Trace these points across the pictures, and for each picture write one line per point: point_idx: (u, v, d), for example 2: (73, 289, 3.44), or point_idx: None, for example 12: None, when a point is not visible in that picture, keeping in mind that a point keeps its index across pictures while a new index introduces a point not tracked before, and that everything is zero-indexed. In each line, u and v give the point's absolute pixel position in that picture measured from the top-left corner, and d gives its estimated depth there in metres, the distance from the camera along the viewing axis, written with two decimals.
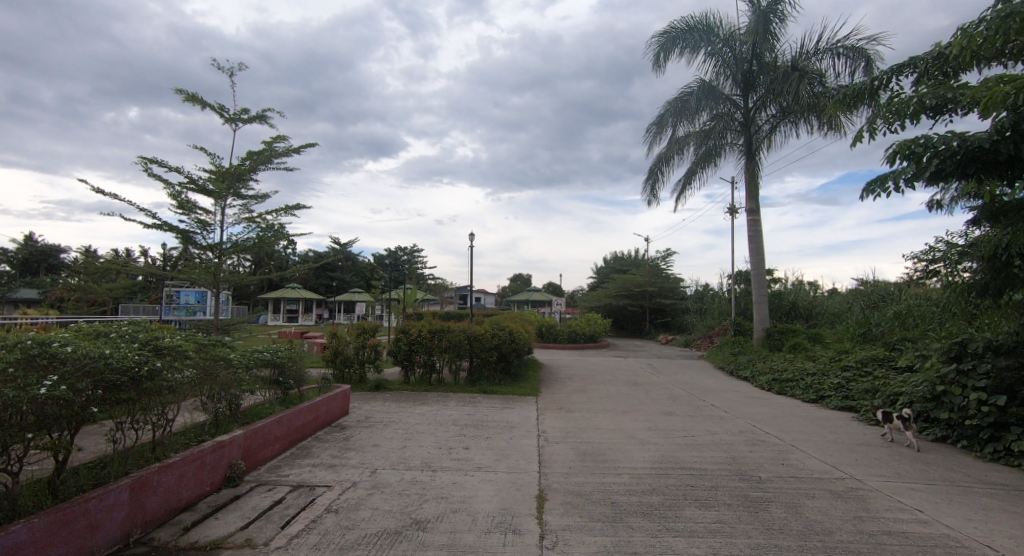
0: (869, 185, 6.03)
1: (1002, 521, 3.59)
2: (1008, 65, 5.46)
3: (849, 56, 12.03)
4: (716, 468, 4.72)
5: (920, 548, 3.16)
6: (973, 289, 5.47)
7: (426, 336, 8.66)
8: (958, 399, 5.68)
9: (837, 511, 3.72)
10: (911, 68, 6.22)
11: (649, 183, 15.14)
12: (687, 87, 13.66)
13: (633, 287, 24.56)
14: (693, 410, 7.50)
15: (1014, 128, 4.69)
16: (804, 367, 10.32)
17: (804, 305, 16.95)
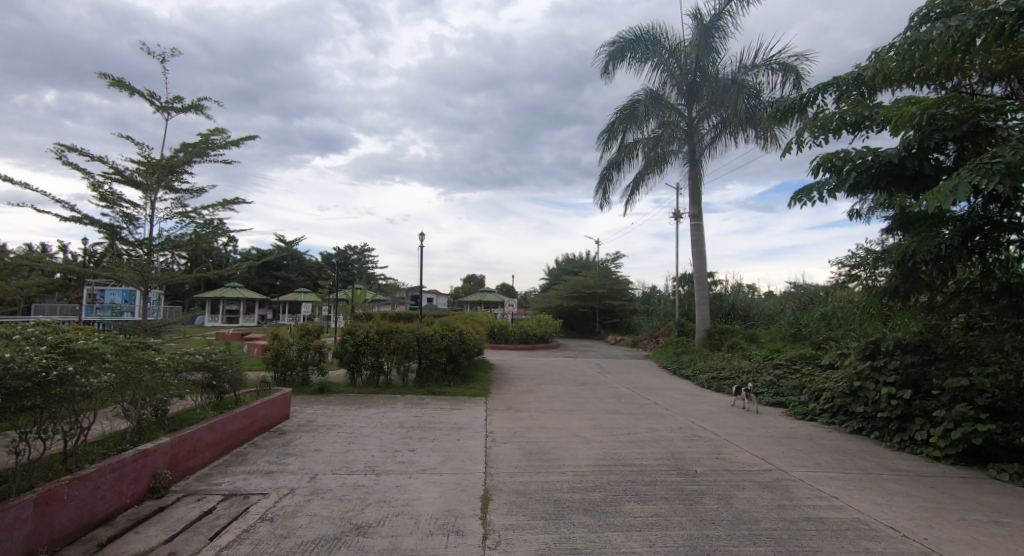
0: (797, 194, 6.45)
1: (907, 504, 3.93)
2: (915, 87, 6.00)
3: (781, 72, 12.78)
4: (655, 463, 4.90)
5: (834, 532, 3.40)
6: (886, 292, 5.85)
7: (374, 337, 8.50)
8: (872, 394, 6.17)
9: (764, 501, 3.95)
10: (834, 86, 6.71)
11: (598, 188, 15.51)
12: (635, 95, 14.13)
13: (583, 289, 25.10)
14: (637, 409, 7.74)
15: (920, 145, 5.15)
16: (741, 365, 10.86)
17: (742, 307, 17.83)
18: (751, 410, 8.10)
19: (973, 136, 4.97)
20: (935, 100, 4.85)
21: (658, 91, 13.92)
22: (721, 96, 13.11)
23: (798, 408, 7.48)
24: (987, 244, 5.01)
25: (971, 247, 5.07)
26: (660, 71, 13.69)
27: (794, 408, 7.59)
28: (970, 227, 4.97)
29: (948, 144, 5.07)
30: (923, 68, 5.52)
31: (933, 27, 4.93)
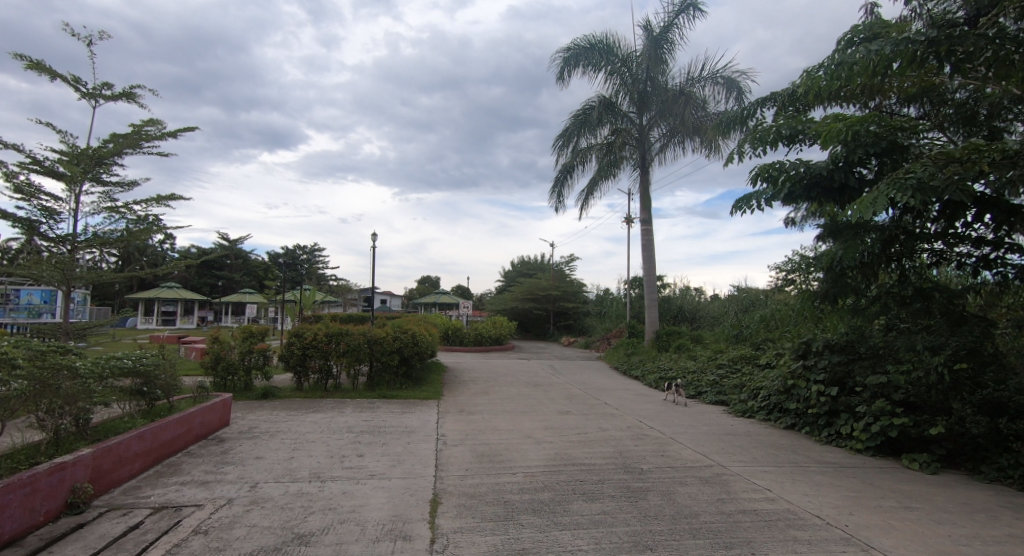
0: (738, 202, 6.77)
1: (833, 494, 4.20)
2: (843, 105, 6.43)
3: (725, 86, 13.38)
4: (603, 462, 5.02)
5: (766, 523, 3.59)
6: (817, 296, 6.23)
7: (322, 339, 8.26)
8: (804, 391, 6.57)
9: (704, 495, 4.12)
10: (773, 101, 7.11)
11: (553, 192, 15.71)
12: (589, 101, 14.43)
13: (538, 291, 25.34)
14: (587, 409, 7.89)
15: (846, 159, 5.53)
16: (687, 365, 11.28)
17: (689, 309, 18.50)
18: (680, 402, 9.07)
19: (891, 153, 5.40)
20: (859, 118, 5.26)
21: (611, 98, 14.27)
22: (671, 106, 13.58)
23: (738, 406, 7.85)
24: (903, 252, 5.45)
25: (889, 255, 5.49)
26: (613, 78, 14.03)
27: (735, 405, 7.96)
28: (889, 236, 5.39)
29: (871, 159, 5.48)
30: (849, 87, 5.94)
31: (859, 50, 5.31)
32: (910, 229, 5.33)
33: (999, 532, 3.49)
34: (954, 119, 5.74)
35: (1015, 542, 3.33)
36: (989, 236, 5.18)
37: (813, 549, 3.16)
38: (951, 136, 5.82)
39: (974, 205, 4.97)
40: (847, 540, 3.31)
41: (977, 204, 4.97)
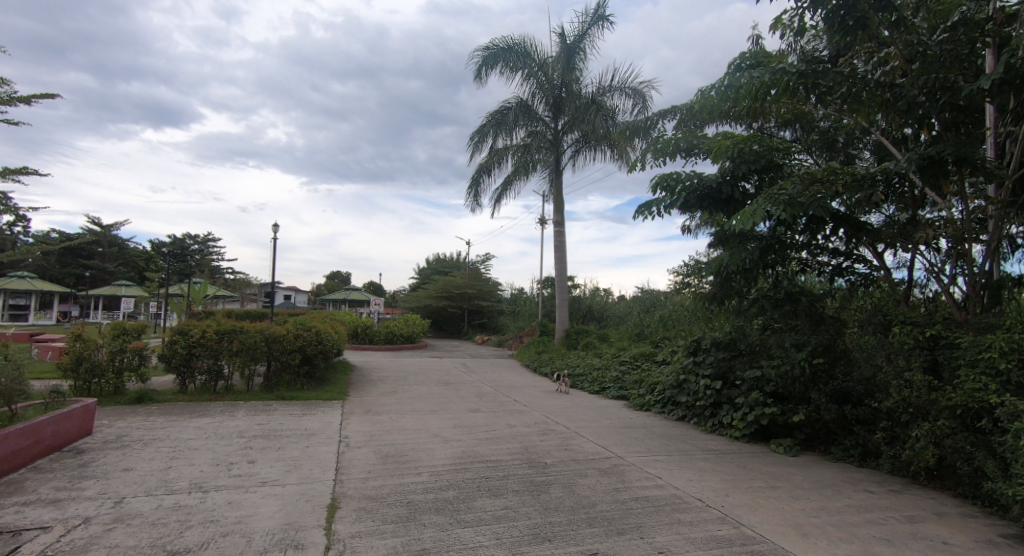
0: (640, 208, 7.18)
1: (713, 479, 4.57)
2: (732, 124, 7.06)
3: (633, 97, 14.12)
4: (508, 458, 5.09)
5: (655, 508, 3.84)
6: (708, 298, 6.77)
7: (211, 338, 7.56)
8: (694, 385, 7.13)
9: (601, 486, 4.32)
10: (673, 115, 7.64)
11: (471, 191, 15.73)
12: (506, 102, 14.60)
13: (452, 289, 25.19)
14: (496, 406, 7.97)
15: (732, 173, 6.08)
16: (593, 362, 11.78)
17: (597, 309, 19.33)
18: (563, 391, 10.07)
19: (768, 171, 6.03)
20: (744, 137, 5.82)
21: (527, 101, 14.53)
22: (582, 113, 14.05)
23: (636, 400, 8.35)
24: (776, 259, 6.08)
25: (765, 262, 6.11)
26: (529, 81, 14.30)
27: (635, 400, 8.45)
28: (765, 244, 5.98)
29: (753, 174, 6.06)
30: (736, 107, 6.51)
31: (744, 75, 5.85)
32: (782, 239, 5.94)
33: (844, 504, 4.00)
34: (818, 144, 6.56)
35: (855, 511, 3.83)
36: (841, 248, 6.06)
37: (694, 529, 3.42)
38: (816, 158, 6.65)
39: (831, 220, 5.71)
40: (722, 519, 3.62)
41: (833, 219, 5.69)
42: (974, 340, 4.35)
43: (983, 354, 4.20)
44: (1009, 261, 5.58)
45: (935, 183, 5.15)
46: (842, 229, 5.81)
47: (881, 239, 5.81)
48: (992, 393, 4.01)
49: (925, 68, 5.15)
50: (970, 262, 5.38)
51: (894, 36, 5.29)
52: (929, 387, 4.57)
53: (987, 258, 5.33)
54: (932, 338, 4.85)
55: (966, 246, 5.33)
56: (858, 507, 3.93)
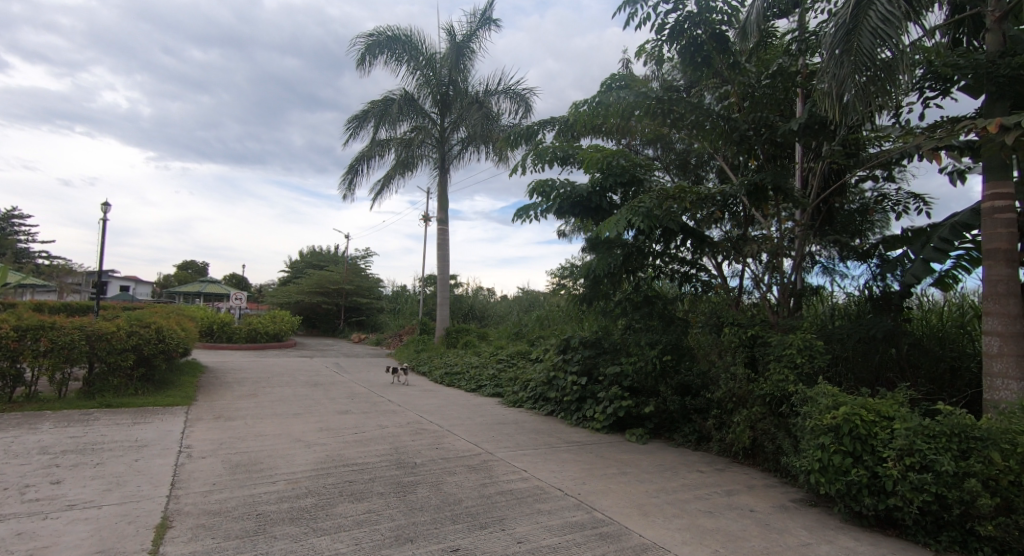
0: (519, 211, 7.43)
1: (573, 468, 4.89)
2: (604, 138, 7.61)
3: (517, 100, 14.51)
4: (376, 460, 4.94)
5: (518, 500, 4.00)
6: (579, 299, 7.24)
7: (8, 335, 6.24)
8: (562, 382, 7.54)
9: (468, 482, 4.38)
10: (553, 124, 8.03)
11: (349, 182, 14.99)
12: (391, 94, 14.19)
13: (327, 284, 23.85)
14: (368, 407, 7.68)
15: (601, 185, 6.56)
16: (471, 361, 11.89)
17: (478, 308, 19.54)
18: (439, 390, 10.03)
19: (631, 185, 6.59)
20: (613, 151, 6.31)
21: (413, 94, 14.23)
22: (468, 113, 14.09)
23: (510, 397, 8.61)
24: (637, 266, 6.68)
25: (627, 267, 6.68)
26: (416, 75, 14.04)
27: (509, 397, 8.70)
28: (628, 251, 6.58)
29: (619, 187, 6.59)
30: (606, 123, 6.95)
31: (613, 94, 6.33)
32: (641, 247, 6.55)
33: (679, 483, 4.53)
34: (674, 163, 7.35)
35: (687, 489, 4.36)
36: (688, 257, 6.85)
37: (551, 517, 3.63)
38: (672, 175, 7.45)
39: (680, 232, 6.45)
40: (577, 505, 3.89)
41: (682, 232, 6.43)
42: (781, 339, 5.17)
43: (786, 351, 5.02)
44: (810, 273, 6.72)
45: (758, 205, 6.07)
46: (688, 241, 6.59)
47: (719, 251, 6.66)
48: (791, 383, 4.81)
49: (754, 106, 6.03)
50: (782, 273, 6.42)
51: (732, 75, 6.12)
52: (747, 378, 5.34)
53: (794, 270, 6.42)
54: (752, 337, 5.59)
55: (779, 260, 6.37)
56: (690, 486, 4.46)
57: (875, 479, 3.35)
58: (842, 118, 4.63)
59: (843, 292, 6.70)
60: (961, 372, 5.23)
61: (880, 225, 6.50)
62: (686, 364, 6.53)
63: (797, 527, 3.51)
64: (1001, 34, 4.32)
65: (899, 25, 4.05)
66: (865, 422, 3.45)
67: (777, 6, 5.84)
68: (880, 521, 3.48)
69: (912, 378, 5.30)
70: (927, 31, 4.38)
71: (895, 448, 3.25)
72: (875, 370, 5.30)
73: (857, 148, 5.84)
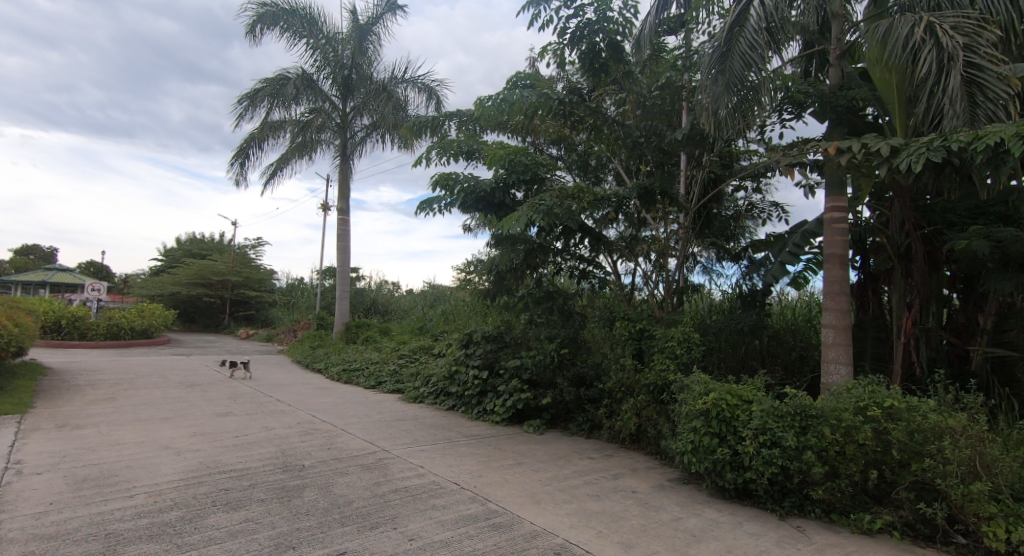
0: (422, 204, 7.31)
1: (470, 462, 4.92)
2: (508, 135, 7.74)
3: (424, 92, 14.22)
4: (259, 464, 4.61)
5: (411, 497, 3.95)
6: (484, 294, 7.35)
7: None
8: (464, 376, 7.56)
9: (361, 482, 4.24)
10: (457, 117, 7.99)
11: (235, 163, 13.79)
12: (285, 72, 13.20)
13: (210, 275, 21.75)
14: (252, 408, 7.14)
15: (504, 181, 6.66)
16: (371, 357, 11.51)
17: (381, 303, 18.95)
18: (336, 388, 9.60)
19: (533, 183, 6.73)
20: (516, 148, 6.42)
21: (311, 75, 13.39)
22: (372, 99, 13.54)
23: (410, 393, 8.47)
24: (539, 262, 6.88)
25: (529, 262, 6.81)
26: (315, 54, 13.24)
27: (409, 392, 8.55)
28: (530, 247, 6.76)
29: (522, 185, 6.71)
30: (510, 119, 7.14)
31: (517, 92, 6.38)
32: (543, 244, 6.77)
33: (571, 470, 4.75)
34: (576, 164, 7.51)
35: (578, 476, 4.58)
36: (586, 255, 7.18)
37: (445, 512, 3.63)
38: (574, 176, 7.62)
39: (579, 231, 6.76)
40: (472, 498, 3.93)
41: (580, 230, 6.76)
42: (665, 332, 5.61)
43: (668, 343, 5.46)
44: (691, 272, 7.35)
45: (647, 208, 6.53)
46: (586, 239, 6.90)
47: (614, 250, 7.05)
48: (671, 372, 5.24)
49: (646, 115, 6.54)
50: (668, 271, 6.95)
51: (627, 84, 6.55)
52: (634, 369, 5.73)
53: (677, 269, 6.98)
54: (640, 330, 6.01)
55: (665, 259, 6.91)
56: (580, 472, 4.69)
57: (735, 456, 3.76)
58: (718, 132, 5.09)
59: (718, 290, 7.43)
60: (808, 359, 6.11)
61: (750, 230, 7.24)
62: (581, 357, 6.81)
63: (672, 504, 3.83)
64: (840, 69, 5.02)
65: (763, 53, 4.55)
66: (729, 406, 3.85)
67: (666, 24, 6.29)
68: (739, 493, 3.90)
69: (770, 366, 6.05)
70: (785, 61, 4.97)
71: (751, 427, 3.67)
72: (741, 359, 5.97)
73: (730, 160, 6.70)
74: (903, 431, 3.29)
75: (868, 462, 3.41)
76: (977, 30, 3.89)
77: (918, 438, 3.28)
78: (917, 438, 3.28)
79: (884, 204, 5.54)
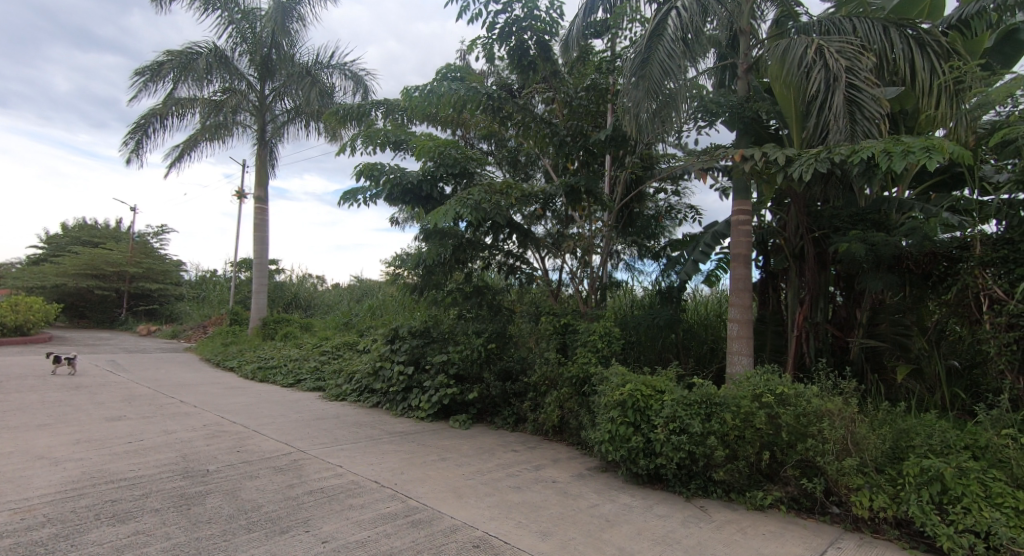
0: (345, 194, 7.04)
1: (392, 459, 4.83)
2: (438, 127, 7.64)
3: (352, 80, 13.67)
4: (156, 471, 4.26)
5: (327, 498, 3.82)
6: (413, 289, 7.28)
7: None
8: (388, 372, 7.38)
9: (272, 485, 4.04)
10: (384, 106, 7.77)
11: (134, 141, 12.57)
12: (194, 46, 12.19)
13: (103, 265, 19.65)
14: (151, 411, 6.57)
15: (432, 174, 6.56)
16: (290, 353, 10.95)
17: (303, 297, 18.07)
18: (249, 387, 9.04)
19: (462, 177, 6.67)
20: (445, 141, 6.34)
21: (225, 51, 12.46)
22: (294, 83, 12.80)
23: (332, 391, 8.16)
24: (467, 257, 6.86)
25: (458, 257, 6.85)
26: (230, 29, 12.32)
27: (331, 390, 8.23)
28: (459, 242, 6.71)
29: (450, 178, 6.63)
30: (439, 111, 7.05)
31: (445, 84, 6.33)
32: (471, 238, 6.75)
33: (494, 464, 4.79)
34: (506, 160, 7.58)
35: (500, 468, 4.64)
36: (514, 250, 7.25)
37: (362, 512, 3.54)
38: (504, 172, 7.67)
39: (506, 226, 6.82)
40: (391, 496, 3.86)
41: (509, 226, 6.82)
42: (587, 326, 5.81)
43: (590, 337, 5.66)
44: (615, 269, 7.63)
45: (573, 206, 6.75)
46: (514, 235, 7.01)
47: (541, 246, 7.18)
48: (592, 365, 5.43)
49: (571, 115, 6.67)
50: (592, 267, 7.18)
51: (555, 84, 6.67)
52: (558, 362, 5.88)
53: (601, 265, 7.22)
54: (564, 325, 6.18)
55: (589, 255, 7.09)
56: (503, 465, 4.75)
57: (648, 444, 3.97)
58: (639, 135, 5.31)
59: (640, 286, 7.78)
60: (718, 351, 6.56)
61: (669, 230, 7.64)
62: (509, 351, 6.87)
63: (589, 492, 3.98)
64: (746, 83, 5.42)
65: (679, 62, 4.82)
66: (643, 396, 4.05)
67: (593, 27, 6.47)
68: (651, 478, 4.12)
69: (685, 358, 6.48)
70: (700, 71, 5.28)
71: (664, 416, 3.90)
72: (658, 352, 6.33)
73: (651, 163, 7.01)
74: (791, 415, 3.62)
75: (763, 444, 3.73)
76: (857, 55, 4.39)
77: (804, 421, 3.60)
78: (803, 421, 3.60)
79: (783, 209, 6.02)
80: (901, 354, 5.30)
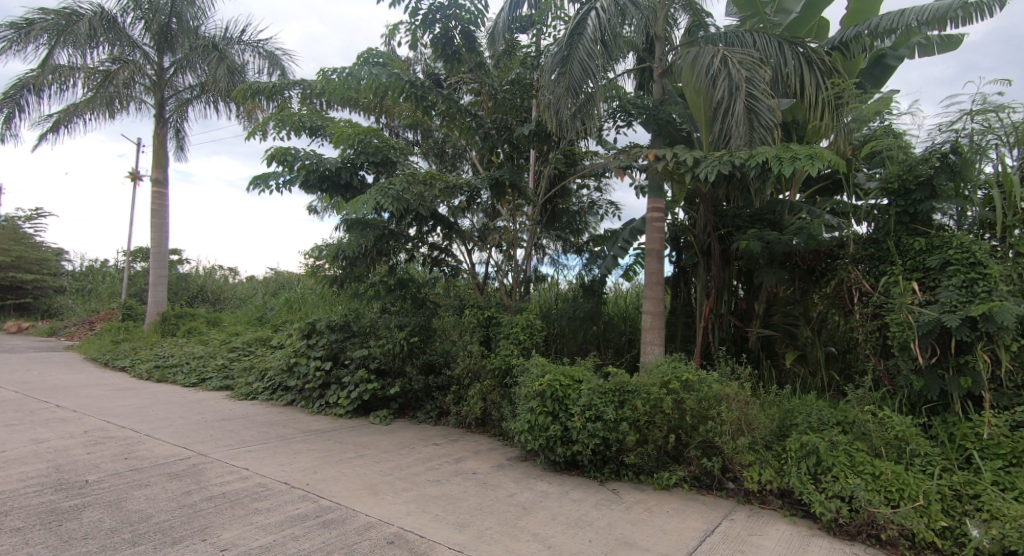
0: (255, 180, 6.60)
1: (304, 459, 4.62)
2: (359, 113, 7.36)
3: (266, 58, 12.76)
4: (22, 485, 3.79)
5: (228, 503, 3.59)
6: (334, 282, 7.04)
7: None
8: (304, 368, 7.04)
9: (165, 493, 3.73)
10: (300, 88, 7.35)
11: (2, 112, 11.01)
12: (75, 7, 10.83)
13: None
14: (19, 418, 5.82)
15: (352, 162, 6.32)
16: (194, 351, 10.13)
17: (211, 291, 16.75)
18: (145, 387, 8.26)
19: (384, 166, 6.47)
20: (366, 128, 6.11)
21: (114, 16, 11.20)
22: (198, 57, 11.73)
23: (241, 389, 7.65)
24: (389, 248, 6.69)
25: (380, 248, 6.66)
26: None
27: (241, 388, 7.72)
28: (381, 233, 6.51)
29: (371, 167, 6.42)
30: (360, 97, 6.78)
31: (365, 69, 6.10)
32: (392, 230, 6.57)
33: (413, 458, 4.73)
34: (432, 151, 7.52)
35: (419, 463, 4.58)
36: (439, 242, 7.16)
37: (268, 515, 3.36)
38: (429, 162, 7.60)
39: (431, 218, 6.72)
40: (302, 496, 3.70)
41: (433, 218, 6.73)
42: (510, 319, 5.88)
43: (513, 330, 5.74)
44: (540, 264, 7.77)
45: (497, 199, 6.77)
46: (438, 227, 6.93)
47: (466, 239, 7.15)
48: (515, 356, 5.50)
49: (496, 108, 6.65)
50: (517, 261, 7.26)
51: (479, 75, 6.62)
52: (481, 355, 5.89)
53: (525, 259, 7.31)
54: (488, 317, 6.20)
55: (514, 249, 7.17)
56: (423, 459, 4.70)
57: (566, 432, 4.08)
58: (561, 132, 5.43)
59: (564, 280, 7.98)
60: (635, 342, 6.89)
61: (591, 225, 7.87)
62: (432, 344, 6.79)
63: (507, 481, 4.04)
64: (661, 86, 5.70)
65: (598, 62, 4.96)
66: (562, 386, 4.17)
67: (518, 21, 6.49)
68: (568, 465, 4.25)
69: (604, 349, 6.75)
70: (618, 73, 5.47)
71: (580, 404, 4.03)
72: (579, 344, 6.55)
73: (574, 160, 7.18)
74: (694, 399, 3.88)
75: (670, 427, 3.96)
76: (756, 67, 4.74)
77: (704, 405, 3.89)
78: (703, 404, 3.89)
79: (693, 208, 6.39)
80: (790, 342, 5.86)
